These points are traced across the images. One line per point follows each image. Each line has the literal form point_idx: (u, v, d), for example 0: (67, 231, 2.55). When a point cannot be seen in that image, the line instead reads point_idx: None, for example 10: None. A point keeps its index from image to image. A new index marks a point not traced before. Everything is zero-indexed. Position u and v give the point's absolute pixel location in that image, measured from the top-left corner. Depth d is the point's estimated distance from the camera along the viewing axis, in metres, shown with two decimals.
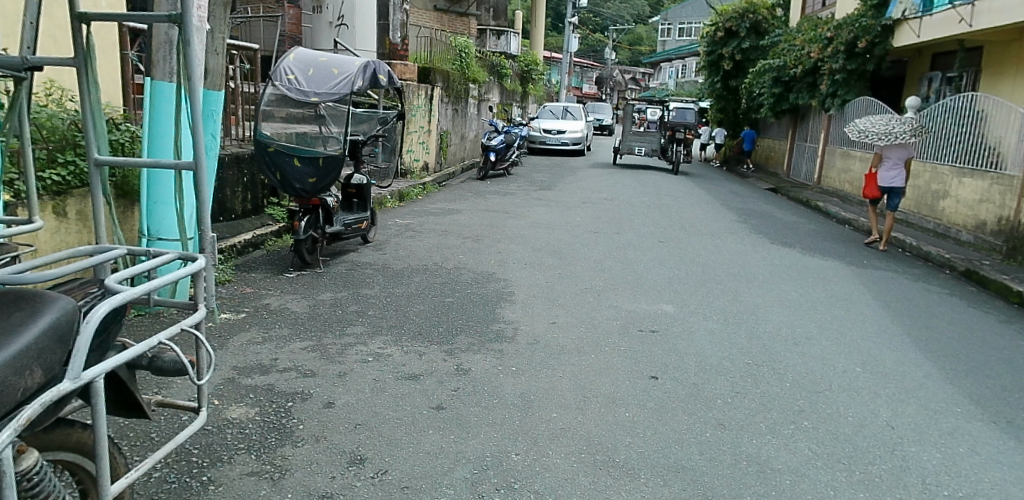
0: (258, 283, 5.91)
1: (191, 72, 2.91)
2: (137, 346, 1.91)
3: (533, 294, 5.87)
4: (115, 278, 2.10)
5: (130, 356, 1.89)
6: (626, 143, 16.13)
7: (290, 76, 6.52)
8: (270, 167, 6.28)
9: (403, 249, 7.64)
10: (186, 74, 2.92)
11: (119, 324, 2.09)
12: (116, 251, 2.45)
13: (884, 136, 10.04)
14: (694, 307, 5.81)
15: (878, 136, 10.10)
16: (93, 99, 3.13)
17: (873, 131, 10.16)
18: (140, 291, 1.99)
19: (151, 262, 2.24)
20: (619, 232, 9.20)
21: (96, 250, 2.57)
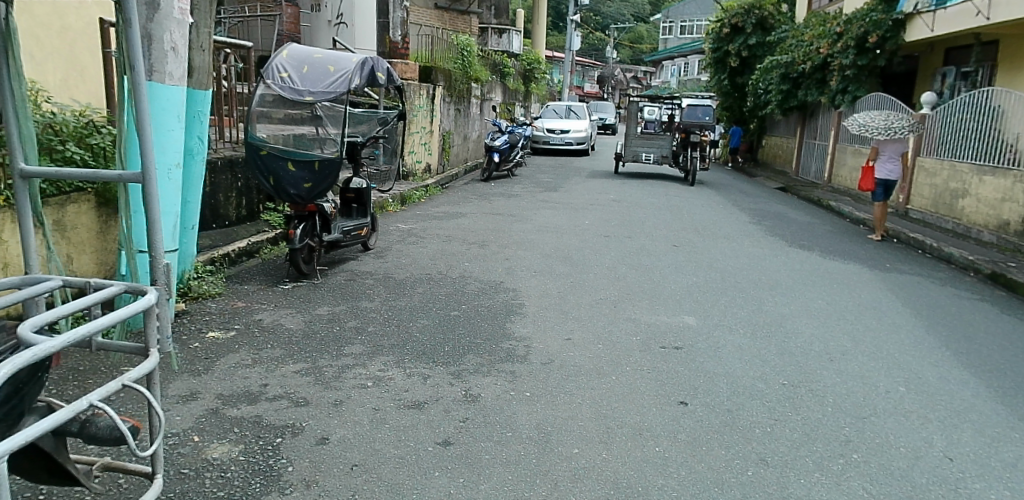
0: (249, 298, 5.50)
1: (132, 61, 2.73)
2: (44, 419, 1.77)
3: (545, 307, 5.48)
4: (29, 328, 1.97)
5: (35, 432, 1.74)
6: (631, 149, 15.22)
7: (283, 74, 6.07)
8: (263, 172, 5.88)
9: (405, 257, 7.26)
10: (127, 63, 2.74)
11: (26, 383, 1.96)
12: (47, 283, 2.37)
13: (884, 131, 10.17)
14: (718, 319, 5.42)
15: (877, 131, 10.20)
16: (18, 96, 2.96)
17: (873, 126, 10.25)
18: (54, 348, 1.84)
19: (77, 305, 2.09)
20: (631, 236, 8.81)
21: (26, 282, 2.44)
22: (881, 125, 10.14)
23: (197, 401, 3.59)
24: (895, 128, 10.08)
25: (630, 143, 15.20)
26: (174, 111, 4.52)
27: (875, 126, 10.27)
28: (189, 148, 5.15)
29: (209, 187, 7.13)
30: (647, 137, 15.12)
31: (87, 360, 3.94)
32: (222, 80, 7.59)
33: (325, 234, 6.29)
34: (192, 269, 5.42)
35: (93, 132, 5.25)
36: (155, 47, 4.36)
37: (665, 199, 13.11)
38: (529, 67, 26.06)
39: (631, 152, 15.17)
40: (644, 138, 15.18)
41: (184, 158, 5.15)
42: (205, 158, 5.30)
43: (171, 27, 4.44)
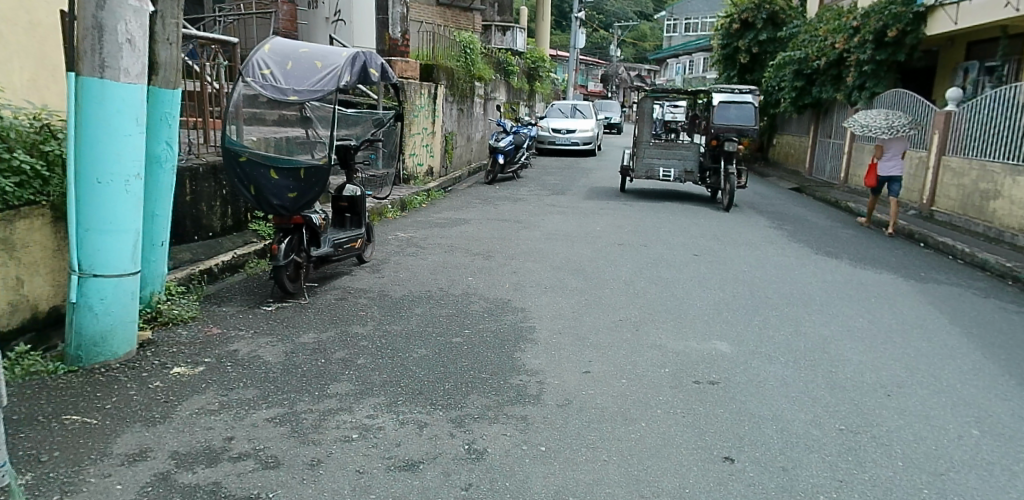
0: (224, 323, 4.90)
1: None
2: None
3: (558, 332, 4.86)
4: None
5: None
6: (644, 161, 12.79)
7: (264, 71, 5.31)
8: (242, 181, 5.23)
9: (403, 270, 6.65)
10: None
11: None
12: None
13: (887, 130, 10.27)
14: (756, 345, 4.81)
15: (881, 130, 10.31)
16: None
17: (876, 127, 10.35)
18: None
19: None
20: (647, 244, 8.21)
21: None
22: (883, 124, 10.26)
23: (146, 461, 3.02)
24: (899, 126, 10.22)
25: (641, 153, 12.78)
26: (132, 113, 3.92)
27: (876, 127, 10.34)
28: (156, 155, 4.61)
29: (190, 196, 6.56)
30: (665, 146, 12.72)
31: (25, 408, 3.45)
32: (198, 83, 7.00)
33: (312, 250, 5.67)
34: (161, 289, 4.86)
35: (49, 139, 4.54)
36: (107, 40, 3.77)
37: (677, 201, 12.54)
38: (533, 65, 25.44)
39: (644, 164, 12.74)
40: (662, 148, 12.76)
41: (149, 165, 4.62)
42: (175, 165, 4.76)
43: (126, 16, 3.85)
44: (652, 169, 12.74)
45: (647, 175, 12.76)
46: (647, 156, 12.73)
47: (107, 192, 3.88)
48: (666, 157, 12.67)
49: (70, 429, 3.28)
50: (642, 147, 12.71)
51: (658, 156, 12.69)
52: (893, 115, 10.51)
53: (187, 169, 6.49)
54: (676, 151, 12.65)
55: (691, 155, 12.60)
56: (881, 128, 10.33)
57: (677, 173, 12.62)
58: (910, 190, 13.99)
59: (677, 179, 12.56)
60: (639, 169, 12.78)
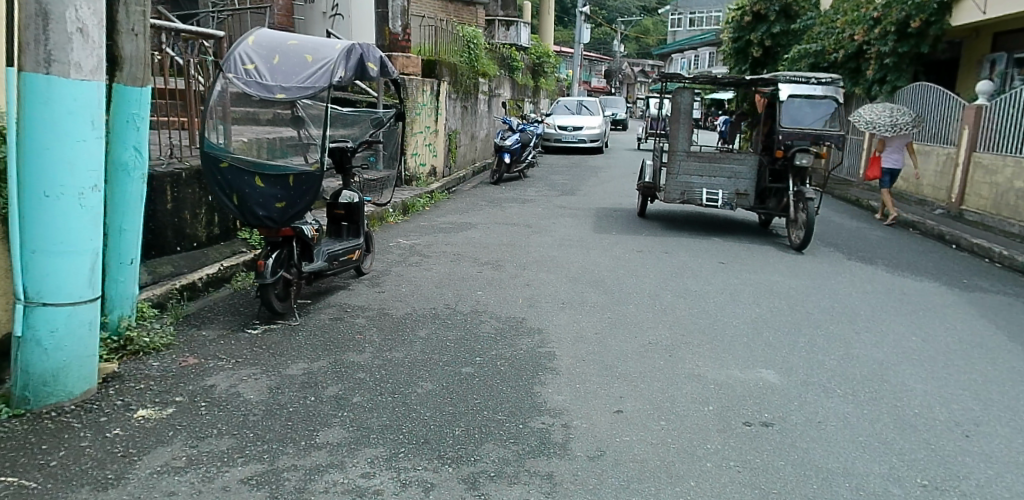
0: (202, 351, 4.33)
1: None
2: None
3: (581, 359, 4.30)
4: None
5: None
6: (679, 179, 8.94)
7: (249, 66, 4.72)
8: (224, 189, 4.64)
9: (405, 284, 6.08)
10: None
11: None
12: None
13: (890, 129, 9.75)
14: (807, 374, 4.23)
15: (884, 128, 9.77)
16: None
17: (880, 124, 9.78)
18: None
19: None
20: (669, 251, 7.62)
21: None
22: (888, 121, 9.71)
23: None
24: (903, 124, 9.70)
25: (675, 168, 8.92)
26: (88, 114, 3.34)
27: (881, 124, 9.77)
28: (122, 162, 4.03)
29: (171, 203, 5.97)
30: (707, 157, 8.85)
31: None
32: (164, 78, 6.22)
33: (305, 265, 5.09)
34: (132, 312, 4.29)
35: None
36: (52, 29, 3.18)
37: (705, 223, 9.87)
38: (535, 61, 24.90)
39: (679, 183, 8.95)
40: (703, 160, 8.90)
41: (115, 173, 4.03)
42: (146, 174, 4.18)
43: (77, 1, 3.26)
44: (691, 189, 8.93)
45: (682, 200, 8.97)
46: (682, 173, 8.92)
47: (57, 207, 3.30)
48: (710, 173, 8.88)
49: (2, 496, 2.72)
50: (675, 159, 8.90)
51: (697, 173, 8.89)
52: (897, 110, 9.91)
53: (168, 175, 5.90)
54: (724, 167, 8.85)
55: (746, 172, 8.82)
56: (886, 124, 9.76)
57: (727, 196, 8.86)
58: (936, 188, 13.34)
59: (726, 205, 8.85)
60: (669, 192, 8.98)
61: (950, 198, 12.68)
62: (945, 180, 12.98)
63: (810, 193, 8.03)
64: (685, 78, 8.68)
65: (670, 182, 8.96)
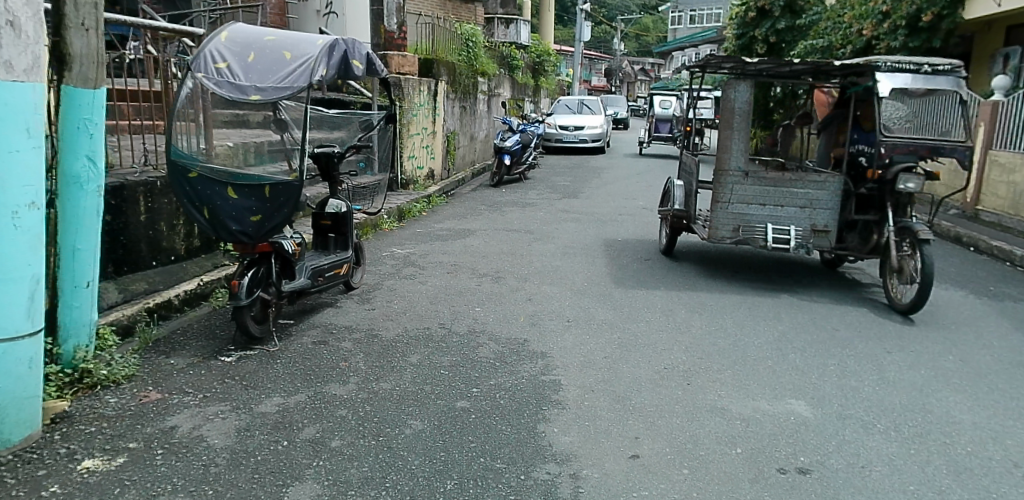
0: (167, 384, 3.90)
1: None
2: None
3: (590, 390, 3.87)
4: None
5: None
6: (726, 210, 6.23)
7: (220, 65, 4.27)
8: (194, 202, 4.19)
9: (397, 300, 5.64)
10: None
11: None
12: None
13: None
14: (842, 405, 3.79)
15: None
16: None
17: None
18: None
19: None
20: (680, 260, 7.18)
21: None
22: None
23: None
24: None
25: (721, 194, 6.24)
26: (20, 118, 2.90)
27: None
28: (75, 175, 3.60)
29: (145, 214, 5.50)
30: (768, 177, 6.14)
31: None
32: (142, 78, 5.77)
33: (284, 284, 4.62)
34: (90, 341, 3.83)
35: None
36: None
37: (751, 262, 7.16)
38: (535, 60, 24.45)
39: (731, 214, 6.22)
40: (762, 181, 6.17)
41: (67, 186, 3.60)
42: (103, 187, 3.75)
43: None
44: (747, 223, 6.20)
45: (735, 241, 6.21)
46: (736, 199, 6.21)
47: None
48: (775, 201, 6.17)
49: None
50: (722, 182, 6.22)
51: (757, 200, 6.18)
52: None
53: (141, 184, 5.44)
54: (795, 192, 6.13)
55: (827, 199, 6.11)
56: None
57: (800, 233, 6.11)
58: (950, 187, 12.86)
59: (799, 247, 6.10)
60: (716, 227, 6.26)
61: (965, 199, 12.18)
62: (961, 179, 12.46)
63: (926, 231, 5.44)
64: (741, 62, 6.13)
65: (717, 212, 6.25)
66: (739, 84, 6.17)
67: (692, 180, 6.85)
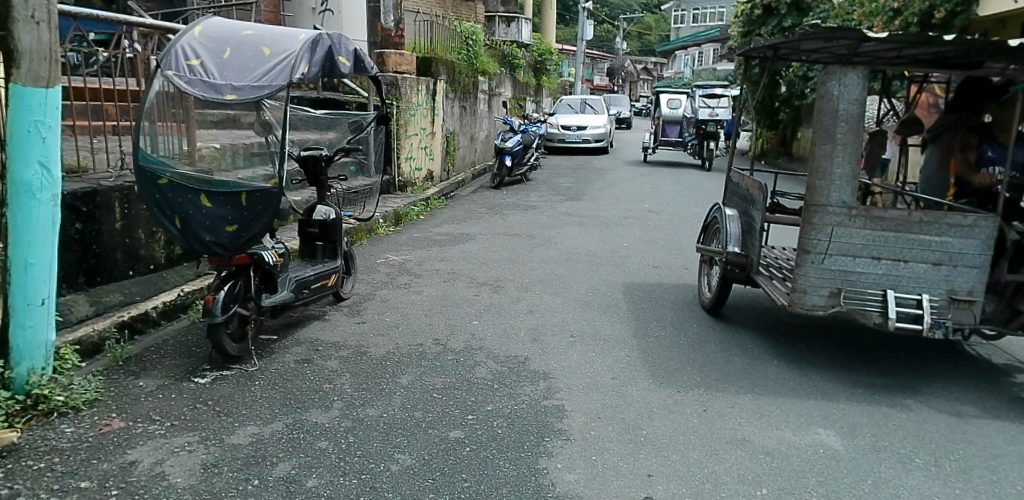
0: (133, 410, 3.55)
1: None
2: None
3: (596, 417, 3.54)
4: None
5: None
6: (818, 265, 4.06)
7: (193, 62, 3.92)
8: (162, 210, 3.84)
9: (390, 313, 5.28)
10: None
11: None
12: None
13: None
14: (875, 435, 3.44)
15: None
16: None
17: None
18: None
19: None
20: (690, 268, 6.84)
21: None
22: None
23: None
24: None
25: (808, 242, 4.06)
26: None
27: None
28: (25, 182, 3.27)
29: (121, 222, 5.12)
30: (883, 216, 3.99)
31: None
32: (113, 77, 5.39)
33: (264, 298, 4.26)
34: (46, 364, 3.49)
35: None
36: None
37: (828, 328, 5.07)
38: (537, 59, 24.04)
39: (825, 273, 4.05)
40: (872, 219, 4.00)
41: (16, 195, 3.26)
42: (58, 196, 3.41)
43: None
44: (852, 287, 4.04)
45: (832, 312, 4.05)
46: (835, 249, 4.03)
47: None
48: (894, 254, 4.00)
49: None
50: (810, 222, 4.05)
51: (866, 251, 4.01)
52: None
53: (117, 189, 5.08)
54: (923, 239, 3.96)
55: (973, 252, 3.93)
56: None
57: (933, 305, 3.94)
58: None
59: (932, 326, 3.90)
60: (803, 289, 4.10)
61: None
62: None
63: None
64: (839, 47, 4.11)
65: (803, 269, 4.07)
66: (845, 72, 3.93)
67: (753, 210, 4.79)
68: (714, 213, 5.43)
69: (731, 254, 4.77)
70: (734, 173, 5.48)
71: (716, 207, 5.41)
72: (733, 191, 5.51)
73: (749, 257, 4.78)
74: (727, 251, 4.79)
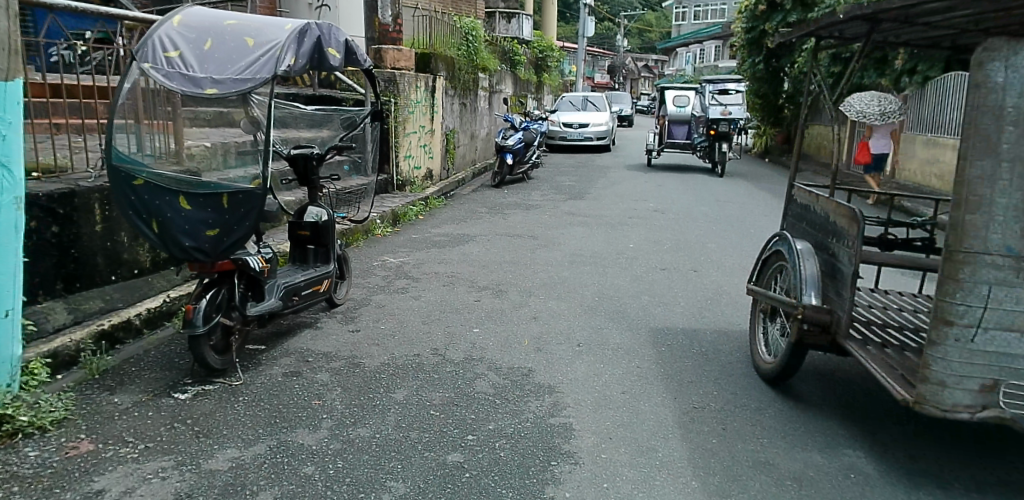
0: (105, 431, 3.28)
1: None
2: None
3: (606, 438, 3.28)
4: None
5: None
6: (962, 345, 2.65)
7: (171, 53, 3.65)
8: (140, 214, 3.58)
9: (385, 320, 5.01)
10: None
11: None
12: None
13: None
14: (910, 457, 3.17)
15: None
16: None
17: None
18: None
19: None
20: (699, 270, 6.56)
21: None
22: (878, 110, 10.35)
23: None
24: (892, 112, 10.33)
25: (945, 308, 2.67)
26: None
27: None
28: None
29: (102, 225, 4.84)
30: None
31: None
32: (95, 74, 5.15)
33: (250, 307, 3.98)
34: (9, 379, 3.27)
35: None
36: None
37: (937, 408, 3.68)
38: (538, 55, 23.50)
39: (975, 357, 2.64)
40: None
41: None
42: (21, 199, 3.26)
43: None
44: (1015, 378, 2.64)
45: (979, 416, 2.66)
46: (990, 320, 2.62)
47: None
48: None
49: None
50: (949, 277, 2.65)
51: None
52: None
53: (97, 190, 4.80)
54: None
55: None
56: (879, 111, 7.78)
57: None
58: None
59: None
60: (937, 380, 2.70)
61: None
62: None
63: None
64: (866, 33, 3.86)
65: (938, 347, 2.68)
66: (1016, 46, 2.53)
67: (840, 246, 3.47)
68: (778, 247, 4.08)
69: (808, 308, 3.43)
70: (802, 194, 4.12)
71: (781, 239, 4.06)
72: (800, 218, 4.17)
73: (832, 314, 3.43)
74: (802, 305, 3.45)
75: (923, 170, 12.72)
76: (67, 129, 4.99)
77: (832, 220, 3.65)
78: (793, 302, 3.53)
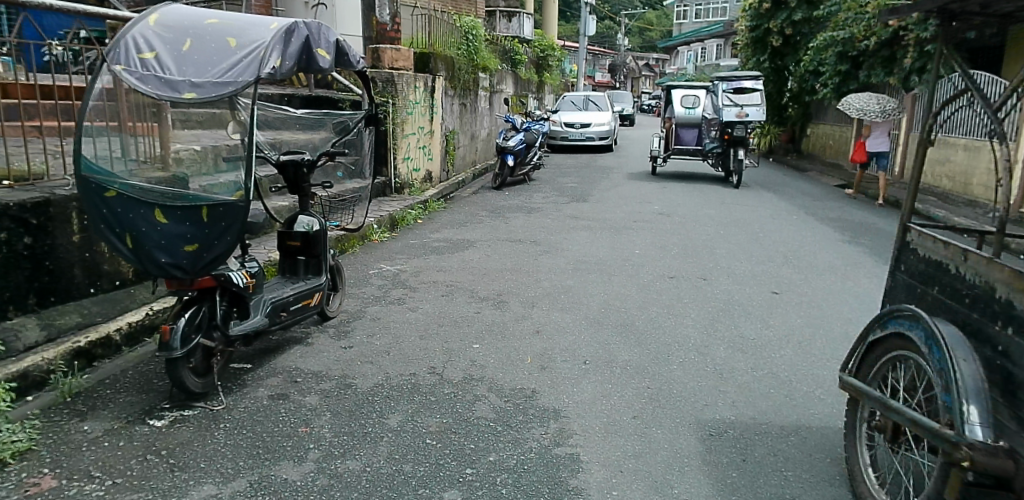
0: (71, 464, 3.03)
1: None
2: None
3: (617, 472, 3.02)
4: None
5: None
6: None
7: (146, 55, 3.38)
8: (113, 228, 3.32)
9: (380, 335, 4.74)
10: None
11: None
12: None
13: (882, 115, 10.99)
14: None
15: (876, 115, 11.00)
16: None
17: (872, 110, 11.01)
18: None
19: None
20: (708, 279, 6.29)
21: None
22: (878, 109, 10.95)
23: None
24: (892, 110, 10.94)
25: None
26: None
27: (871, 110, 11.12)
28: None
29: (80, 235, 4.56)
30: None
31: None
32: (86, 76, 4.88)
33: (233, 326, 3.71)
34: None
35: None
36: None
37: None
38: (540, 55, 22.97)
39: None
40: None
41: None
42: None
43: None
44: None
45: None
46: None
47: None
48: None
49: None
50: None
51: None
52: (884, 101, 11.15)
53: (75, 198, 4.53)
54: None
55: None
56: (876, 112, 11.03)
57: None
58: (989, 188, 10.72)
59: None
60: None
61: (988, 198, 10.70)
62: (979, 173, 10.96)
63: None
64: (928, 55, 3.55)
65: None
66: None
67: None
68: (892, 325, 2.80)
69: (978, 449, 2.24)
70: (931, 247, 2.82)
71: (898, 314, 2.78)
72: (922, 282, 2.90)
73: (1013, 458, 2.24)
74: (966, 440, 2.26)
75: (933, 171, 12.42)
76: (52, 131, 4.72)
77: (1008, 306, 2.39)
78: (950, 435, 2.31)
